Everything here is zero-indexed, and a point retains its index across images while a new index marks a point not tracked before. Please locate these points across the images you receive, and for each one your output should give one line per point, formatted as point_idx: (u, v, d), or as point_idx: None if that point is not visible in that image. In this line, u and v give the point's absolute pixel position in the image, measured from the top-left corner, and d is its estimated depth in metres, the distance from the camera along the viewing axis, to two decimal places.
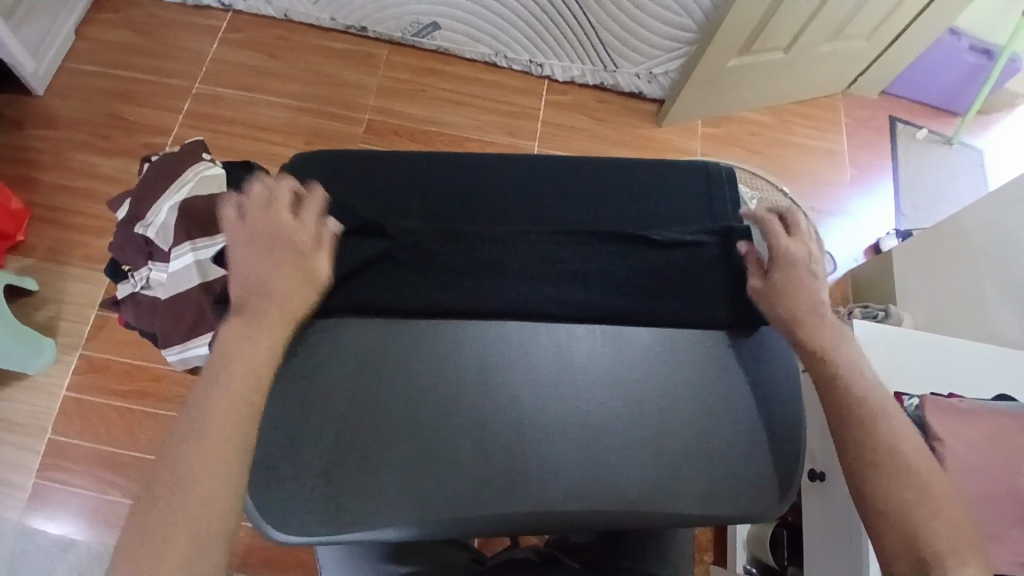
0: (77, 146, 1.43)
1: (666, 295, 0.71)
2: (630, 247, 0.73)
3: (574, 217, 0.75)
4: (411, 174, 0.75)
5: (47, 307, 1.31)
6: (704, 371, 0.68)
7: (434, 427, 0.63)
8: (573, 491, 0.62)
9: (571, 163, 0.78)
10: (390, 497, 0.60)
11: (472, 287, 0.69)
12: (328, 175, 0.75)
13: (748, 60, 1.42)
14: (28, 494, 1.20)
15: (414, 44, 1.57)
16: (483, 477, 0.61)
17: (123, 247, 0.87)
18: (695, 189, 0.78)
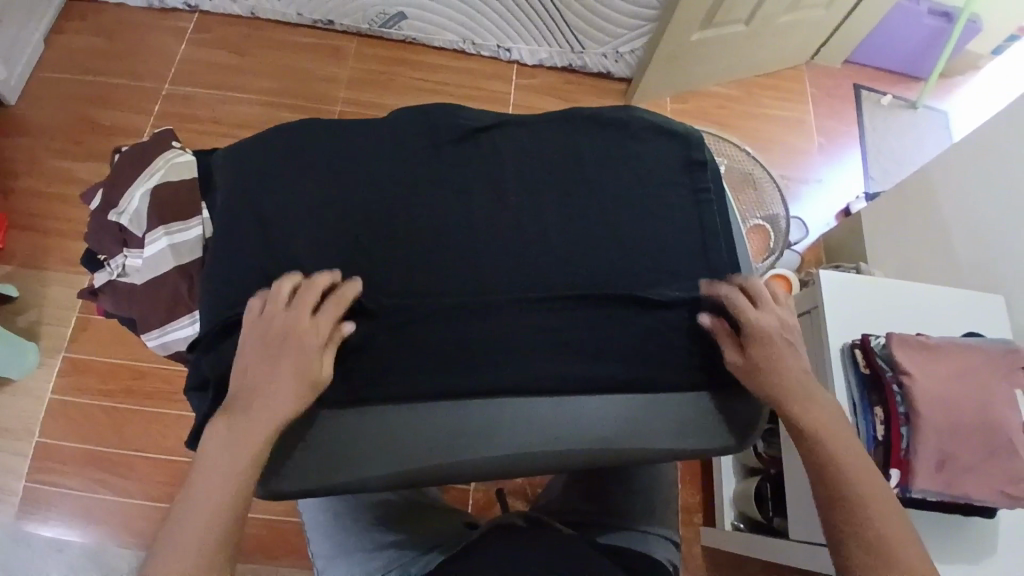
0: (50, 152, 1.44)
1: (639, 251, 0.72)
2: (604, 205, 0.73)
3: (543, 177, 0.74)
4: (378, 136, 0.75)
5: (29, 313, 1.31)
6: (675, 320, 0.69)
7: (417, 382, 0.65)
8: (551, 435, 0.64)
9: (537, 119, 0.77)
10: (365, 450, 0.63)
11: (447, 255, 0.70)
12: (292, 149, 0.74)
13: (712, 33, 1.44)
14: (18, 498, 1.20)
15: (382, 36, 1.59)
16: (467, 426, 0.64)
17: (98, 237, 0.88)
18: (669, 142, 0.77)
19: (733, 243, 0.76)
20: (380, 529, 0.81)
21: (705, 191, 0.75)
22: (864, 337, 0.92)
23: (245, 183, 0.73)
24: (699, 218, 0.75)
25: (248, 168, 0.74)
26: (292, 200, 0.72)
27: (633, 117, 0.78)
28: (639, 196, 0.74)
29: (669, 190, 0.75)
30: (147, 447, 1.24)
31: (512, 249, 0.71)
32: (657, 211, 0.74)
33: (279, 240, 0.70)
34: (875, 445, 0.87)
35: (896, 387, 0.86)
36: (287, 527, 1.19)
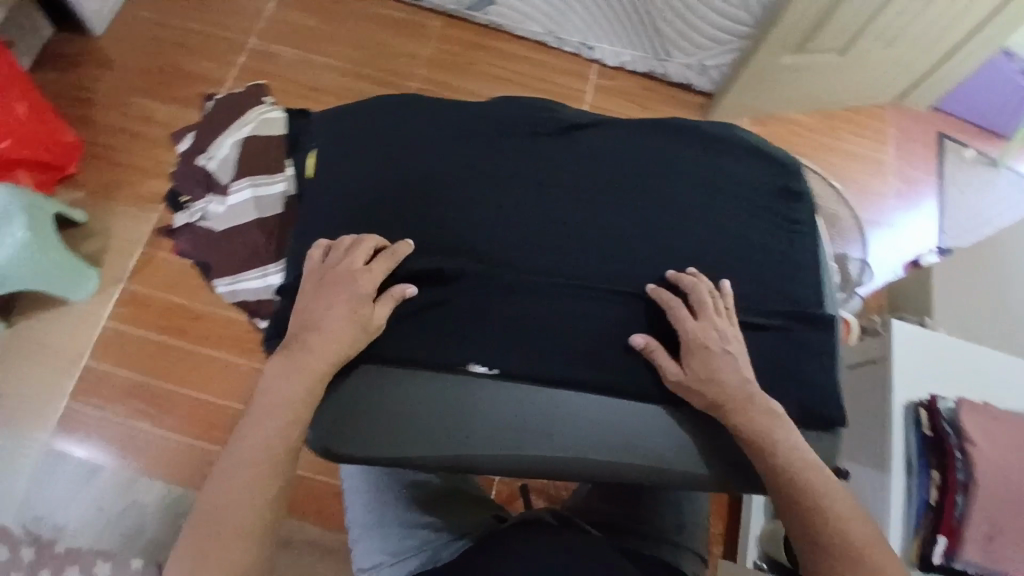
0: (132, 89, 1.47)
1: (722, 272, 0.71)
2: (695, 222, 0.72)
3: (639, 180, 0.73)
4: (476, 124, 0.75)
5: (94, 241, 1.34)
6: (751, 347, 0.68)
7: (487, 368, 0.65)
8: (603, 443, 0.63)
9: (634, 124, 0.76)
10: (431, 426, 0.62)
11: (534, 246, 0.70)
12: (394, 121, 0.76)
13: (803, 61, 1.41)
14: (59, 418, 1.25)
15: (467, 18, 1.58)
16: (520, 420, 0.63)
17: (183, 179, 0.90)
18: (766, 168, 0.76)
19: (821, 278, 0.73)
20: (418, 509, 0.82)
21: (797, 223, 0.74)
22: (934, 396, 0.90)
23: (343, 151, 0.75)
24: (788, 248, 0.73)
25: (347, 137, 0.76)
26: (390, 170, 0.73)
27: (737, 134, 0.77)
28: (731, 216, 0.73)
29: (765, 212, 0.73)
30: (188, 388, 1.27)
31: (600, 250, 0.70)
32: (747, 234, 0.72)
33: (372, 206, 0.72)
34: (925, 509, 0.85)
35: (958, 454, 0.84)
36: (314, 488, 1.22)
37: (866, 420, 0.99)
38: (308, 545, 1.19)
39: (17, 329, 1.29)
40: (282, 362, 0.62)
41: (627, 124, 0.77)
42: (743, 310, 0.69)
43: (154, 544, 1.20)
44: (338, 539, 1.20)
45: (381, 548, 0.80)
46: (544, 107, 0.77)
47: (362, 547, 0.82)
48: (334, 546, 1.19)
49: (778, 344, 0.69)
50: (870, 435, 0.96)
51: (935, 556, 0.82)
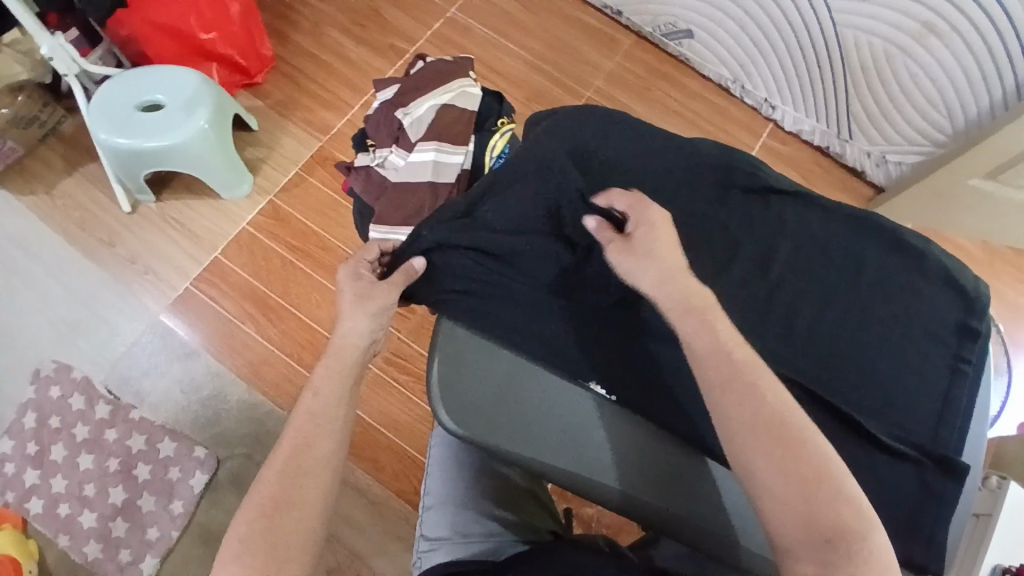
0: (333, 21, 1.55)
1: (872, 385, 0.68)
2: (858, 326, 0.70)
3: (818, 261, 0.72)
4: (675, 162, 0.75)
5: (259, 149, 1.44)
6: (887, 469, 0.65)
7: (604, 393, 0.69)
8: (680, 505, 0.65)
9: (834, 208, 0.74)
10: (548, 438, 0.66)
11: None
12: (597, 129, 0.77)
13: (992, 187, 1.31)
14: (176, 295, 1.35)
15: (658, 44, 1.58)
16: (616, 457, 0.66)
17: (376, 125, 0.95)
18: (950, 299, 0.72)
19: (971, 428, 0.69)
20: (490, 498, 0.84)
21: (964, 363, 0.69)
22: None
23: (542, 145, 0.76)
24: (946, 385, 0.69)
25: (550, 130, 0.77)
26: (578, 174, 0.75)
27: (933, 251, 0.73)
28: (897, 333, 0.70)
29: (934, 338, 0.70)
30: (296, 307, 1.33)
31: (760, 320, 0.70)
32: (909, 356, 0.69)
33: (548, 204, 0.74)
34: None
35: None
36: (378, 437, 1.26)
37: None
38: (355, 488, 1.24)
39: (168, 205, 1.41)
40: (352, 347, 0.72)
41: (825, 203, 0.75)
42: (884, 429, 0.67)
43: (219, 438, 1.29)
44: (382, 493, 1.24)
45: (450, 523, 0.81)
46: (748, 162, 0.76)
47: (431, 517, 0.83)
48: (380, 498, 1.24)
49: (915, 478, 0.66)
50: None
51: None
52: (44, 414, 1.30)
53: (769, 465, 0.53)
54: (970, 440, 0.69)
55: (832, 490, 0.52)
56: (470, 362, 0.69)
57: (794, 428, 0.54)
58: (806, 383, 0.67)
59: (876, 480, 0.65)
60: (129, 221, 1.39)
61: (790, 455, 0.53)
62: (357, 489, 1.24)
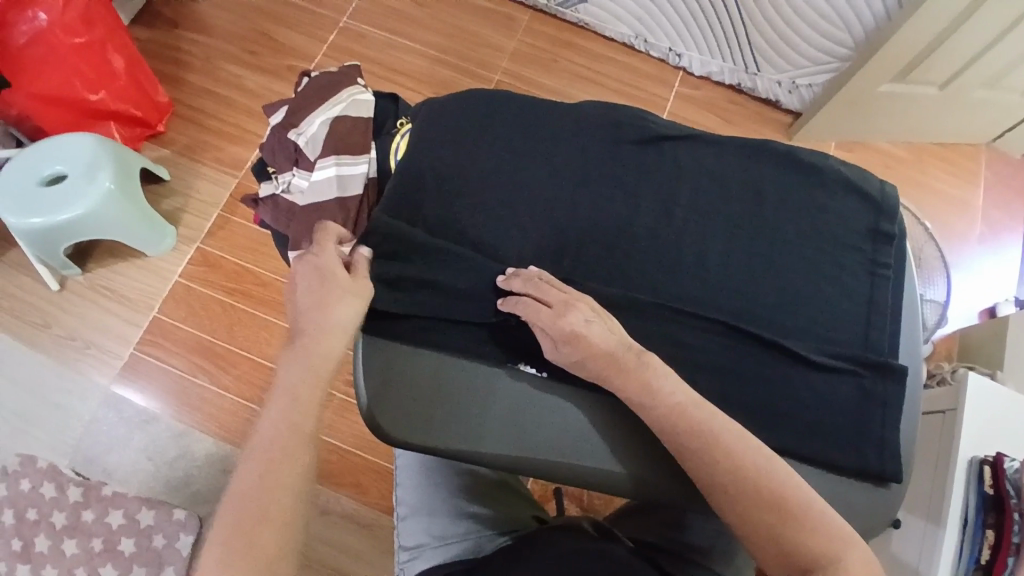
0: (226, 55, 1.51)
1: (799, 305, 0.69)
2: (776, 253, 0.71)
3: (722, 197, 0.72)
4: (567, 128, 0.75)
5: (175, 199, 1.40)
6: (822, 388, 0.66)
7: (536, 371, 0.69)
8: (638, 461, 0.66)
9: (729, 144, 0.75)
10: (494, 430, 0.66)
11: (608, 257, 0.70)
12: (484, 109, 0.76)
13: (901, 88, 1.35)
14: (124, 364, 1.31)
15: (555, 14, 1.58)
16: (569, 430, 0.66)
17: (273, 150, 0.92)
18: (859, 206, 0.73)
19: (900, 329, 0.70)
20: (465, 497, 0.83)
21: (880, 267, 0.71)
22: (999, 457, 0.83)
23: (431, 136, 0.75)
24: (867, 295, 0.70)
25: (442, 122, 0.76)
26: (471, 159, 0.74)
27: (836, 168, 0.74)
28: (812, 254, 0.71)
29: (847, 251, 0.71)
30: (246, 349, 1.30)
31: (676, 267, 0.70)
32: (828, 271, 0.70)
33: (445, 193, 0.73)
34: (975, 566, 0.80)
35: (1018, 515, 0.77)
36: (356, 461, 1.25)
37: (923, 470, 0.95)
38: (343, 517, 1.22)
39: (95, 275, 1.36)
40: (292, 363, 0.63)
41: (718, 140, 0.75)
42: (812, 347, 0.67)
43: (198, 497, 1.26)
44: (371, 515, 1.22)
45: (427, 529, 0.80)
46: (638, 114, 0.76)
47: (408, 525, 0.81)
48: (369, 521, 1.22)
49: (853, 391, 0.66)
50: (928, 488, 0.91)
51: None
52: (21, 509, 1.20)
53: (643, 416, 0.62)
54: (904, 339, 0.70)
55: (685, 425, 0.60)
56: (399, 372, 0.68)
57: (652, 375, 0.62)
58: (729, 319, 0.68)
59: (818, 398, 0.66)
60: (59, 299, 1.35)
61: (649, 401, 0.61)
62: (347, 516, 1.22)
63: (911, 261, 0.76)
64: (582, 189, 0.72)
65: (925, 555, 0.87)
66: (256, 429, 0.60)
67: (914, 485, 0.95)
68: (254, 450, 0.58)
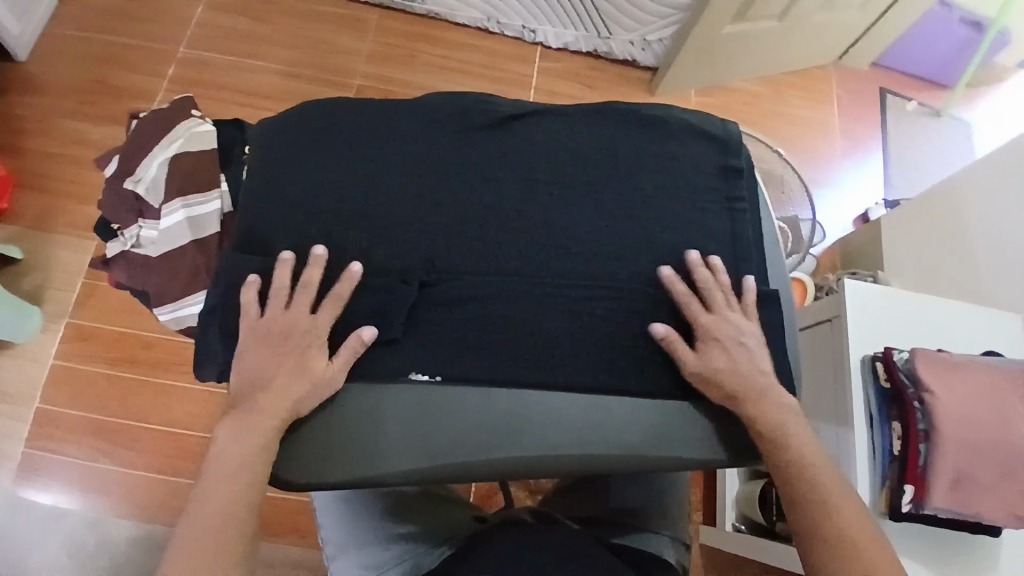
0: (59, 111, 1.39)
1: (670, 256, 0.71)
2: (640, 211, 0.72)
3: (577, 166, 0.73)
4: (411, 127, 0.73)
5: (33, 277, 1.28)
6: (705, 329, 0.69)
7: (427, 376, 0.65)
8: (542, 439, 0.64)
9: (574, 115, 0.75)
10: (397, 445, 0.64)
11: (479, 248, 0.69)
12: (322, 126, 0.73)
13: (744, 27, 1.42)
14: (18, 464, 1.18)
15: (404, 9, 1.55)
16: (459, 428, 0.64)
17: (113, 205, 0.85)
18: (706, 148, 0.76)
19: (764, 259, 0.75)
20: (392, 519, 0.80)
21: (737, 202, 0.74)
22: (888, 349, 0.89)
23: (273, 165, 0.71)
24: (730, 233, 0.73)
25: (281, 145, 0.73)
26: (317, 178, 0.70)
27: (677, 119, 0.76)
28: (673, 205, 0.73)
29: (705, 195, 0.73)
30: (147, 419, 1.22)
31: (546, 245, 0.70)
32: (691, 217, 0.72)
33: (299, 219, 0.69)
34: (890, 460, 0.86)
35: (918, 404, 0.84)
36: (290, 506, 1.19)
37: (824, 378, 0.99)
38: (290, 567, 1.16)
39: None
40: (231, 427, 0.64)
41: (563, 113, 0.76)
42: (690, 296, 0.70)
43: None
44: (318, 556, 1.18)
45: (359, 562, 0.78)
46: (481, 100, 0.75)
47: (339, 565, 0.79)
48: (317, 563, 1.17)
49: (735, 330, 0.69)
50: (834, 397, 0.96)
51: (903, 505, 0.82)
52: None
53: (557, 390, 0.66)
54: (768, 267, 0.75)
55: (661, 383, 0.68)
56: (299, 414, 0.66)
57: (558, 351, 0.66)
58: (608, 285, 0.69)
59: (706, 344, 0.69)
60: None
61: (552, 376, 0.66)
62: (293, 564, 1.17)
63: (766, 187, 0.80)
64: (439, 185, 0.71)
65: (842, 456, 0.92)
66: (195, 490, 0.64)
67: (819, 394, 1.00)
68: (191, 514, 0.62)
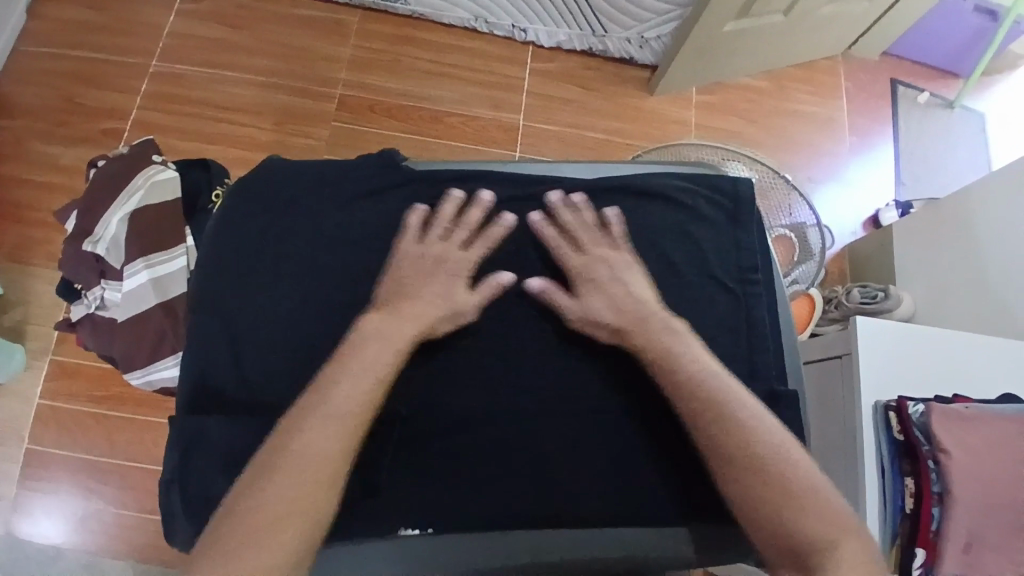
0: (32, 134, 1.33)
1: None
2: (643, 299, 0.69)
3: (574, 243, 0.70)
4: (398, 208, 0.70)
5: (13, 312, 1.24)
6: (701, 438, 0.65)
7: (419, 531, 0.62)
8: (521, 542, 0.64)
9: (573, 190, 0.73)
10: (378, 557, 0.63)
11: (465, 351, 0.66)
12: (311, 208, 0.70)
13: (747, 23, 1.33)
14: (10, 505, 1.16)
15: (386, 11, 1.46)
16: (444, 543, 0.63)
17: (71, 266, 0.80)
18: (717, 224, 0.73)
19: (781, 344, 0.71)
20: None
21: (750, 281, 0.71)
22: (901, 401, 0.83)
23: (257, 252, 0.68)
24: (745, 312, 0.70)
25: (255, 236, 0.69)
26: (303, 265, 0.67)
27: (687, 191, 0.74)
28: (678, 286, 0.70)
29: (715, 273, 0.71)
30: (136, 457, 1.20)
31: (535, 344, 0.67)
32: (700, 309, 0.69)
33: (282, 308, 0.66)
34: (901, 517, 0.81)
35: (931, 461, 0.79)
36: None
37: (830, 418, 0.96)
38: None
39: None
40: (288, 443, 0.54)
41: (557, 188, 0.73)
42: None
43: None
44: None
45: None
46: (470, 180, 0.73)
47: None
48: None
49: None
50: (843, 443, 0.92)
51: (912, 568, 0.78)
52: None
53: (548, 500, 0.63)
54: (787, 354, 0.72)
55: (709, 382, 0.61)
56: None
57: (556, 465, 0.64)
58: (607, 389, 0.66)
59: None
60: None
61: (542, 493, 0.63)
62: None
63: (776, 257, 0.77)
64: (426, 273, 0.66)
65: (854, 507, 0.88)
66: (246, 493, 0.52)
67: (821, 433, 0.97)
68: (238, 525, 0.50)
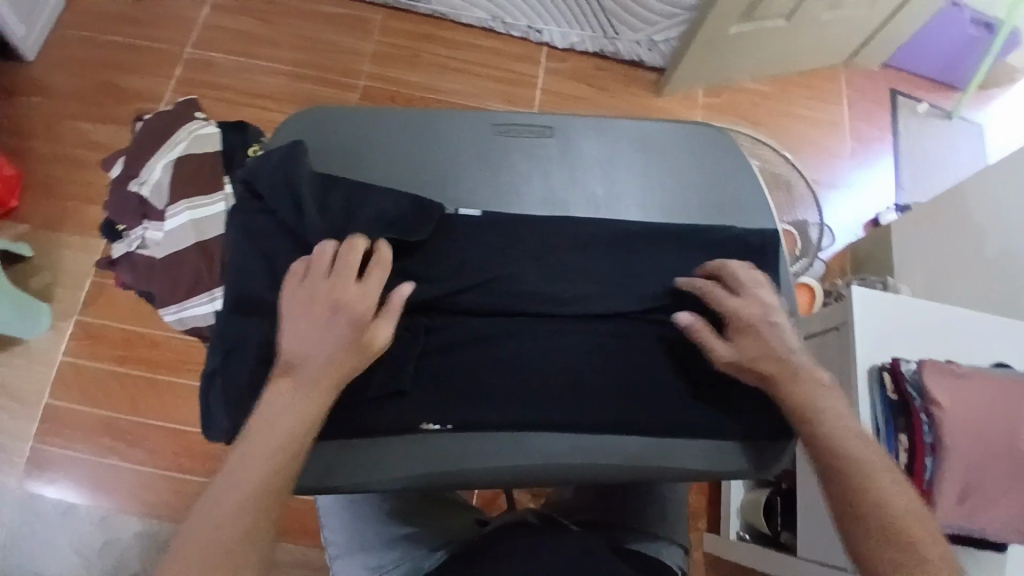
0: (69, 112, 1.40)
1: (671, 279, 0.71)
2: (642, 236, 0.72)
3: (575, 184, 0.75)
4: (410, 142, 0.74)
5: (42, 276, 1.29)
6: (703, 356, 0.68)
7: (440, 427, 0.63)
8: (536, 450, 0.65)
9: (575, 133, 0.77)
10: (395, 462, 0.64)
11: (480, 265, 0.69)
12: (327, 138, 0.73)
13: (750, 27, 1.40)
14: (28, 460, 1.19)
15: (409, 10, 1.55)
16: (466, 444, 0.64)
17: (117, 209, 0.86)
18: (709, 170, 0.77)
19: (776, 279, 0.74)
20: (396, 521, 0.80)
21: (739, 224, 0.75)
22: (896, 361, 0.88)
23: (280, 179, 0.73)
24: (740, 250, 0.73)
25: None
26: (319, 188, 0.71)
27: (680, 137, 0.77)
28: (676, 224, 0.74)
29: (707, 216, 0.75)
30: (153, 418, 1.23)
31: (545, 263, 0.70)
32: (694, 239, 0.72)
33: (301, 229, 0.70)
34: None
35: (924, 415, 0.83)
36: (296, 506, 1.18)
37: None
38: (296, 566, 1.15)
39: None
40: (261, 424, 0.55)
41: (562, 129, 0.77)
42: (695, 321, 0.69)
43: None
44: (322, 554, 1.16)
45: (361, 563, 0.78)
46: (467, 115, 0.76)
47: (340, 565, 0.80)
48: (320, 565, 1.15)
49: None
50: None
51: None
52: None
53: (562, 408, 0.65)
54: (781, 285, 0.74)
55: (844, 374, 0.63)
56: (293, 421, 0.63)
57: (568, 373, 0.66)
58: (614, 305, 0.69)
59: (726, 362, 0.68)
60: None
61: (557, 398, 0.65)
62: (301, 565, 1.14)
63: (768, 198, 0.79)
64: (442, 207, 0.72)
65: None
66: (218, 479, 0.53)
67: None
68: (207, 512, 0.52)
